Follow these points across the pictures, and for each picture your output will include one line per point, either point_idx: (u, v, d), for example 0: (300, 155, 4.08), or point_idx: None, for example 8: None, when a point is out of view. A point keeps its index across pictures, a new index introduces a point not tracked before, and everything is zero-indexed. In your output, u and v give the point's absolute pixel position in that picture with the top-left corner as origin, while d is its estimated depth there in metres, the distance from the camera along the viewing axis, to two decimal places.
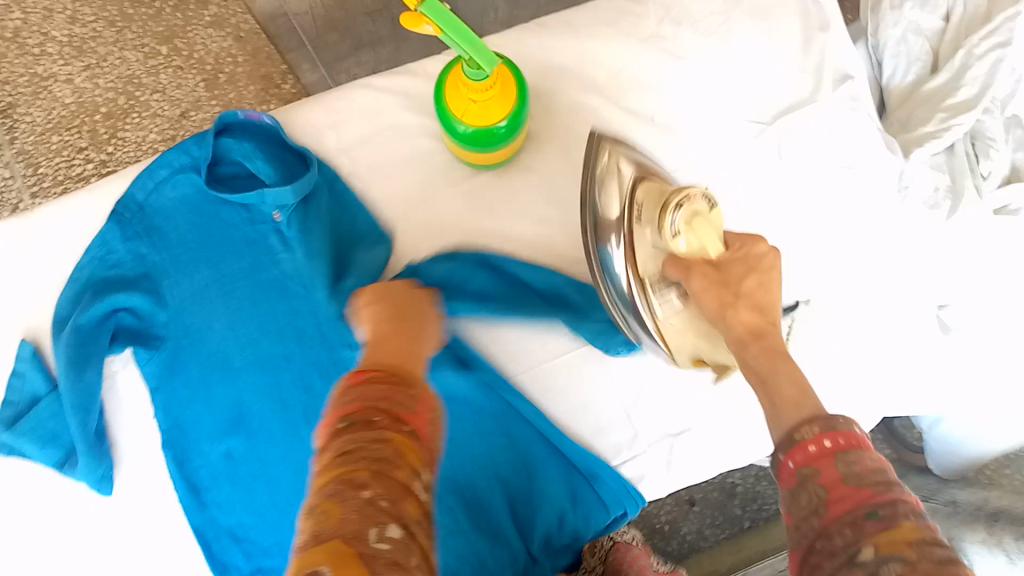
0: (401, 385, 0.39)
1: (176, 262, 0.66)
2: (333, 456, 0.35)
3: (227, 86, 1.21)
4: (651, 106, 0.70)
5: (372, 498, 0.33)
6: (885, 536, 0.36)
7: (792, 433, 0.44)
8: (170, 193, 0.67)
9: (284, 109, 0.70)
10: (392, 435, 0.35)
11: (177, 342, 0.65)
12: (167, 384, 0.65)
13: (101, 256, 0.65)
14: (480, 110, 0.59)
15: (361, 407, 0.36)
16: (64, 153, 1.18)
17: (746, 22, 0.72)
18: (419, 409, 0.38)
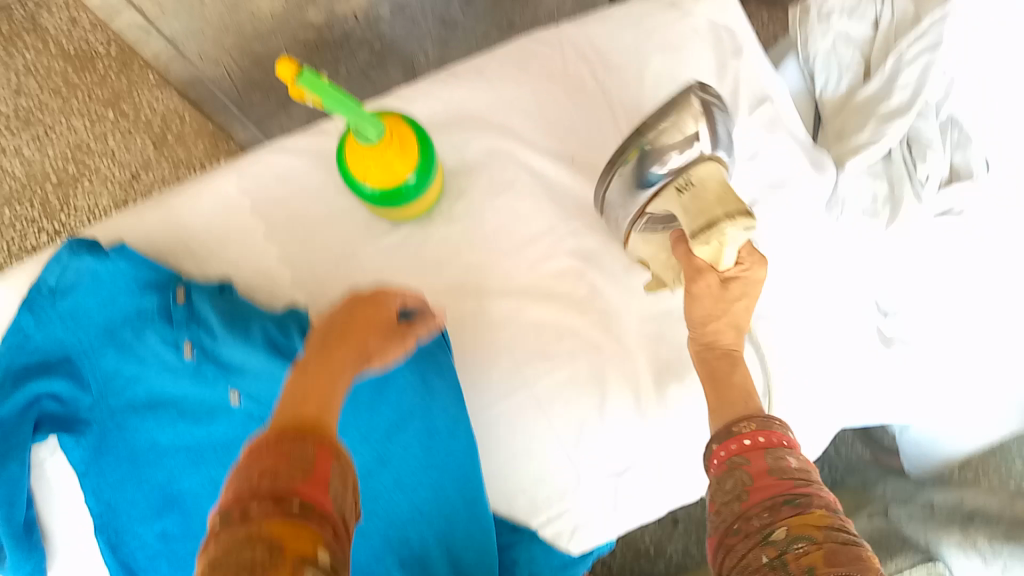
0: (286, 457, 0.36)
1: (92, 346, 0.63)
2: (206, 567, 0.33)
3: (176, 146, 1.22)
4: (570, 145, 0.70)
5: None
6: (797, 519, 0.41)
7: (730, 427, 0.50)
8: (77, 273, 0.63)
9: (200, 180, 0.70)
10: (265, 529, 0.33)
11: (104, 426, 0.64)
12: (96, 467, 0.65)
13: (18, 342, 0.63)
14: (383, 171, 0.58)
15: (236, 499, 0.35)
16: (18, 225, 1.19)
17: (658, 54, 0.71)
18: (309, 473, 0.36)
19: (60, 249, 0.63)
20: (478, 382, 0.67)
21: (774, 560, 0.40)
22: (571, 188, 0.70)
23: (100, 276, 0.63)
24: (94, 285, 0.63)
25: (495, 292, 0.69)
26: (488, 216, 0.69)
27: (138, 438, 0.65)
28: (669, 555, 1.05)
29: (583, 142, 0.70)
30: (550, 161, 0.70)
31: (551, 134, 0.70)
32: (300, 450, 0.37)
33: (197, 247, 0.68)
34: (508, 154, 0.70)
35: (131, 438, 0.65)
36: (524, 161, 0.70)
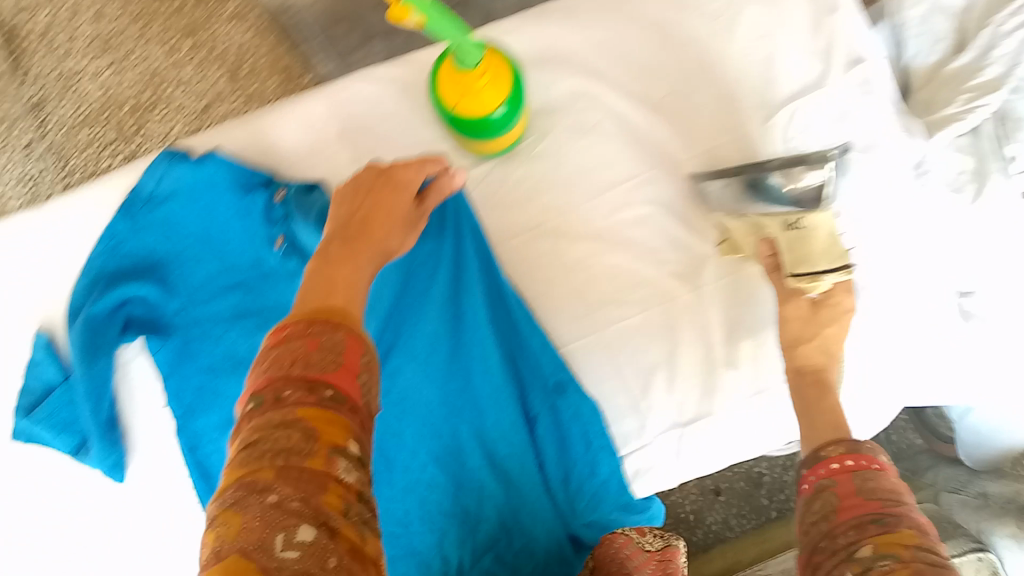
0: (317, 343, 0.38)
1: (184, 254, 0.69)
2: (241, 445, 0.35)
3: (249, 80, 1.22)
4: (658, 91, 0.69)
5: (279, 501, 0.33)
6: (882, 538, 0.40)
7: (818, 453, 0.50)
8: (173, 184, 0.68)
9: (287, 103, 0.71)
10: (299, 414, 0.35)
11: (187, 331, 0.69)
12: (179, 370, 0.68)
13: (111, 247, 0.68)
14: (475, 97, 0.58)
15: (269, 382, 0.36)
16: (93, 147, 1.22)
17: (754, 7, 0.69)
18: (340, 362, 0.38)
19: (157, 159, 0.68)
20: (548, 321, 0.68)
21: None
22: (656, 138, 0.69)
23: (195, 184, 0.68)
24: (189, 193, 0.68)
25: (570, 236, 0.69)
26: (569, 159, 0.69)
27: (221, 344, 0.68)
28: (709, 525, 1.04)
29: (671, 89, 0.69)
30: (636, 107, 0.68)
31: (638, 78, 0.69)
32: (331, 338, 0.39)
33: (277, 169, 0.69)
34: (593, 96, 0.69)
35: (213, 343, 0.68)
36: (609, 106, 0.68)
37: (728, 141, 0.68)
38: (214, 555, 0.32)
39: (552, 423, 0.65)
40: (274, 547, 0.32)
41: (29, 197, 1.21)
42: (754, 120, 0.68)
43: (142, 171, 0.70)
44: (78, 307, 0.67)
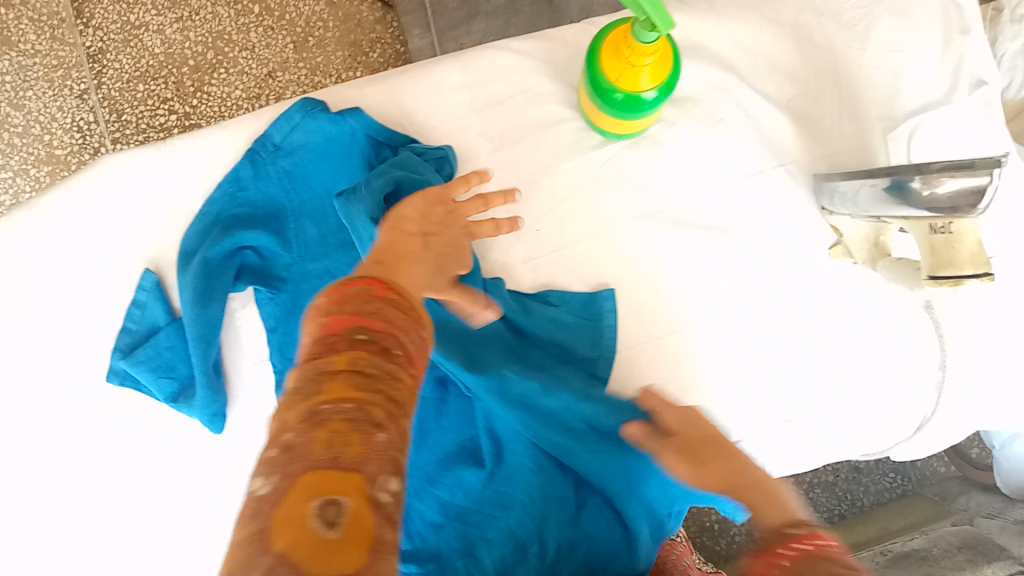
0: (415, 323, 0.39)
1: (303, 207, 0.68)
2: (350, 370, 0.34)
3: (316, 51, 1.21)
4: (784, 92, 0.71)
5: (389, 442, 0.33)
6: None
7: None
8: (304, 136, 0.67)
9: (422, 66, 0.71)
10: (404, 376, 0.36)
11: (298, 286, 0.67)
12: (286, 324, 0.67)
13: (232, 192, 0.67)
14: (635, 74, 0.59)
15: (388, 331, 0.37)
16: (149, 102, 1.18)
17: (886, 19, 0.71)
18: (423, 352, 0.39)
19: (292, 108, 0.67)
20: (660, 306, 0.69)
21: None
22: (778, 137, 0.70)
23: (327, 138, 0.67)
24: (320, 146, 0.67)
25: (690, 226, 0.70)
26: (695, 148, 0.70)
27: None
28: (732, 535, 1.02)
29: (801, 91, 0.71)
30: (763, 104, 0.70)
31: (769, 76, 0.71)
32: (420, 330, 0.40)
33: (410, 128, 0.70)
34: (724, 89, 0.70)
35: None
36: (738, 101, 0.70)
37: (847, 148, 0.71)
38: (327, 458, 0.31)
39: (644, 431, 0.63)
40: (377, 482, 0.32)
41: (77, 146, 1.15)
42: (876, 129, 0.71)
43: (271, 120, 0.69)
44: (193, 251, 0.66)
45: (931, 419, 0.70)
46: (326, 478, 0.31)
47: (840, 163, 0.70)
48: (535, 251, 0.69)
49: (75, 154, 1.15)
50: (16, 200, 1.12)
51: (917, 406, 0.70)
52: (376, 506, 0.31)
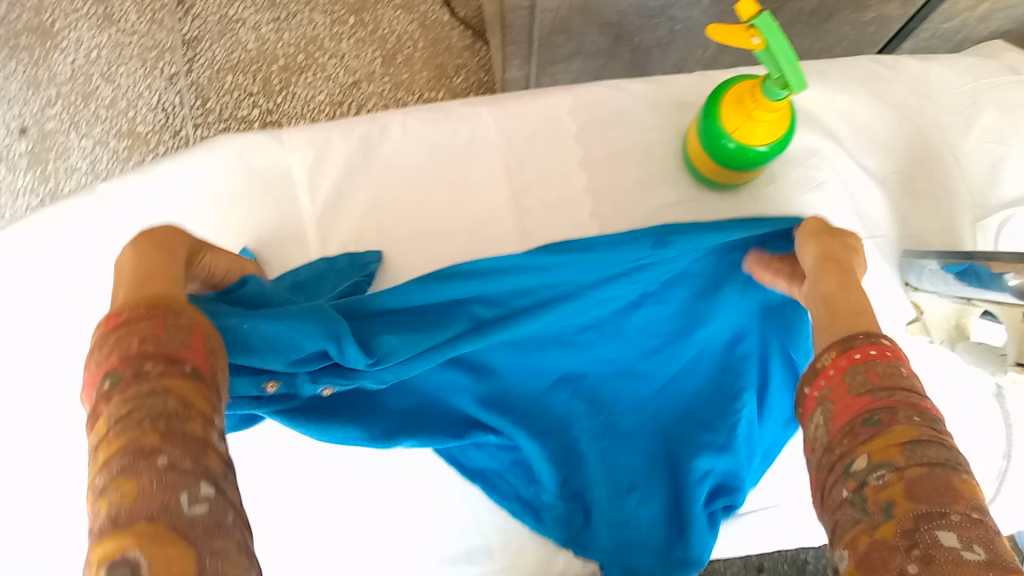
0: (164, 321, 0.43)
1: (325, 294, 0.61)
2: (111, 420, 0.38)
3: (403, 68, 1.24)
4: (881, 165, 0.73)
5: (168, 462, 0.37)
6: (878, 443, 0.43)
7: (817, 363, 0.50)
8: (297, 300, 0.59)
9: (535, 92, 0.74)
10: (169, 383, 0.40)
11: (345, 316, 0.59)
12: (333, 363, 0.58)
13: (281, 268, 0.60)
14: (750, 129, 0.61)
15: (126, 360, 0.40)
16: (235, 94, 1.20)
17: (988, 112, 0.73)
18: (191, 344, 0.42)
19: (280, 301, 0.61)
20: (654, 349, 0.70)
21: (855, 494, 0.42)
22: (870, 208, 0.72)
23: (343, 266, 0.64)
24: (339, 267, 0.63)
25: None
26: (792, 206, 0.71)
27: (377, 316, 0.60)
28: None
29: (899, 168, 0.73)
30: (859, 173, 0.72)
31: (871, 149, 0.73)
32: (174, 321, 0.43)
33: (516, 151, 0.72)
34: (824, 154, 0.72)
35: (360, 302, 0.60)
36: (836, 167, 0.72)
37: (937, 229, 0.72)
38: (107, 521, 0.35)
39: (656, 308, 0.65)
40: (181, 505, 0.36)
41: (160, 124, 1.18)
42: (967, 216, 0.72)
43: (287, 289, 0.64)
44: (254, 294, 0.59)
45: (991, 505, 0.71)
46: (115, 540, 0.34)
47: (928, 242, 0.72)
48: None
49: (156, 132, 1.17)
50: (94, 169, 1.15)
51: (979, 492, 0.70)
52: (179, 530, 0.35)
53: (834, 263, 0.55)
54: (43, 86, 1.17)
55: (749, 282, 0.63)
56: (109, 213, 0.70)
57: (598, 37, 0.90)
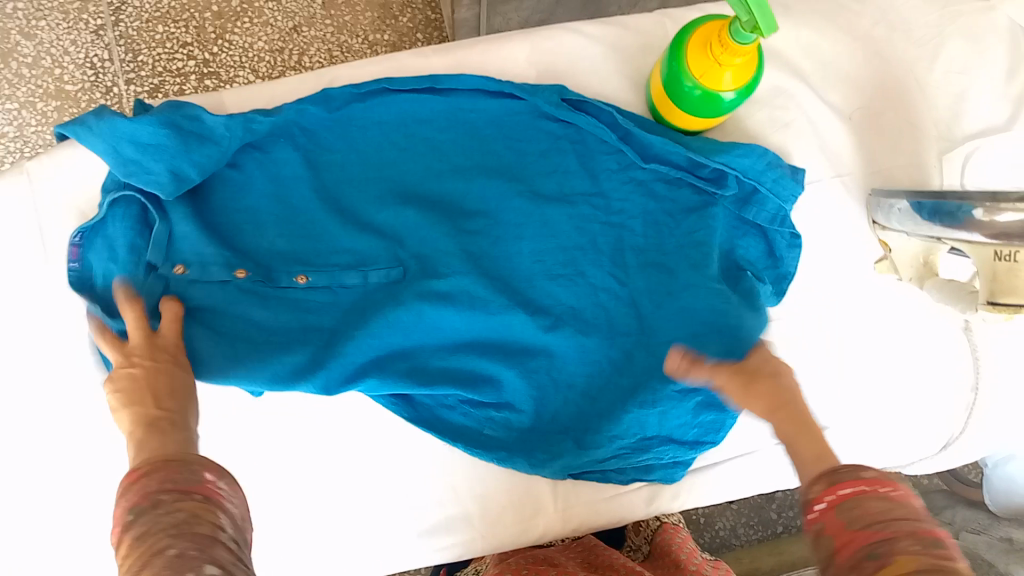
0: (172, 463, 0.47)
1: (265, 172, 0.63)
2: (132, 541, 0.42)
3: (344, 8, 1.17)
4: (848, 101, 0.71)
5: (178, 552, 0.41)
6: (885, 573, 0.41)
7: (806, 497, 0.48)
8: (256, 170, 0.63)
9: (490, 40, 0.70)
10: (178, 503, 0.44)
11: (285, 198, 0.64)
12: (266, 234, 0.63)
13: (138, 141, 0.57)
14: (718, 74, 0.58)
15: (142, 495, 0.44)
16: (167, 44, 1.14)
17: (955, 42, 0.72)
18: (205, 478, 0.46)
19: (147, 151, 0.57)
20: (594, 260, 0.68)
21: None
22: (837, 147, 0.71)
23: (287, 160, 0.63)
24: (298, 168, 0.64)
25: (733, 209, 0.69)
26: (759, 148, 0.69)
27: (316, 213, 0.63)
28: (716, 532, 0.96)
29: (867, 103, 0.71)
30: (826, 110, 0.70)
31: (838, 86, 0.71)
32: (186, 468, 0.46)
33: None
34: (791, 94, 0.70)
35: (304, 201, 0.64)
36: (803, 107, 0.70)
37: (903, 164, 0.71)
38: None
39: (609, 216, 0.66)
40: None
41: (89, 82, 1.11)
42: (933, 149, 0.71)
43: (165, 145, 0.58)
44: (184, 173, 0.59)
45: (960, 438, 0.72)
46: None
47: (895, 178, 0.71)
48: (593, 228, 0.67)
49: (86, 91, 1.11)
50: (22, 133, 1.08)
51: (947, 426, 0.72)
52: None
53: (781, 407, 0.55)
54: None
55: (705, 203, 0.65)
56: (46, 191, 0.66)
57: None
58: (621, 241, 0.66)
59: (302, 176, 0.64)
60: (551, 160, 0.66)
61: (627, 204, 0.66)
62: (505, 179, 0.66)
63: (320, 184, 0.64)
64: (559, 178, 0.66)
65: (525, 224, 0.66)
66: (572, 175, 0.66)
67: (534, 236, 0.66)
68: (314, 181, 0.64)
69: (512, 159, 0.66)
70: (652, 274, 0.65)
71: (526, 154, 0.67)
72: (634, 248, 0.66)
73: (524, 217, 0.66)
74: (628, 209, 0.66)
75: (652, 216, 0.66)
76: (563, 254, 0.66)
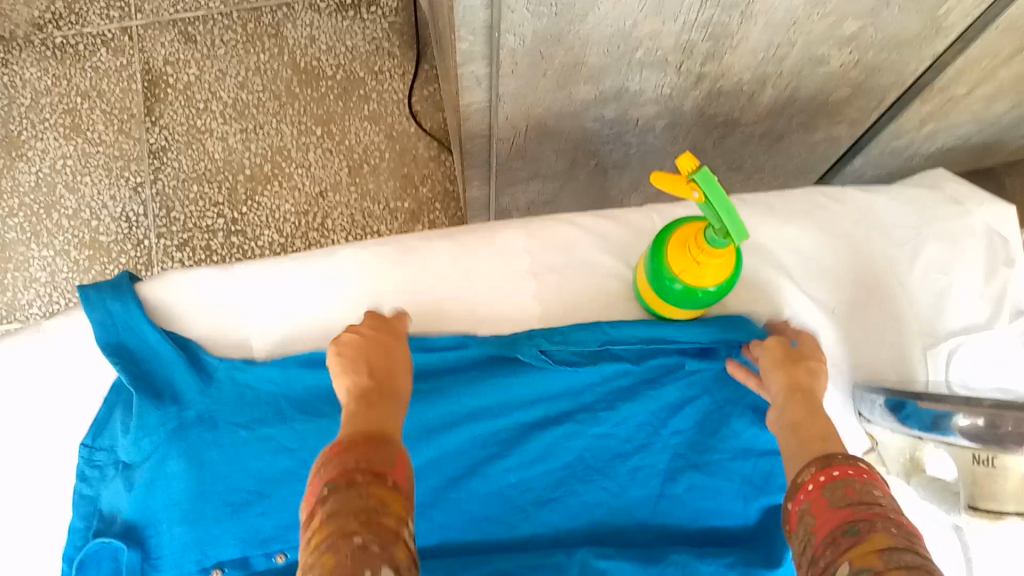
0: (382, 445, 0.48)
1: (231, 399, 0.65)
2: (324, 516, 0.44)
3: (369, 178, 1.25)
4: (831, 295, 0.74)
5: (364, 545, 0.42)
6: (857, 551, 0.43)
7: (797, 481, 0.51)
8: (229, 386, 0.65)
9: (488, 224, 0.74)
10: (374, 489, 0.45)
11: (262, 414, 0.65)
12: (239, 452, 0.65)
13: (126, 325, 0.66)
14: (697, 272, 0.61)
15: (343, 471, 0.46)
16: (200, 203, 1.22)
17: (935, 244, 0.75)
18: (396, 463, 0.48)
19: (131, 335, 0.65)
20: (576, 471, 0.67)
21: None
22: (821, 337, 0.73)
23: (261, 378, 0.66)
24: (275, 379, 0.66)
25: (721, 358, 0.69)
26: None
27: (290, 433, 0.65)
28: None
29: (847, 298, 0.74)
30: (809, 302, 0.73)
31: (821, 281, 0.74)
32: (385, 446, 0.49)
33: (472, 287, 0.72)
34: (774, 286, 0.73)
35: (279, 421, 0.65)
36: (786, 298, 0.73)
37: (886, 358, 0.73)
38: None
39: (585, 421, 0.67)
40: None
41: (122, 235, 1.20)
42: (917, 344, 0.73)
43: (146, 330, 0.65)
44: (179, 384, 0.65)
45: None
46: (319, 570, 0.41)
47: (878, 371, 0.72)
48: (570, 433, 0.67)
49: (118, 243, 1.19)
50: (52, 280, 1.17)
51: None
52: None
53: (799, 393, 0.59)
54: (6, 196, 1.21)
55: (689, 386, 0.68)
56: (57, 348, 0.69)
57: (554, 162, 0.92)
58: (608, 447, 0.67)
59: (279, 392, 0.66)
60: (528, 373, 0.67)
61: (616, 413, 0.67)
62: (480, 402, 0.67)
63: (299, 395, 0.66)
64: (532, 385, 0.67)
65: (504, 439, 0.67)
66: (553, 387, 0.67)
67: (516, 448, 0.67)
68: (287, 394, 0.66)
69: (494, 372, 0.68)
70: (636, 471, 0.67)
71: (501, 365, 0.68)
72: (622, 455, 0.67)
73: (499, 436, 0.67)
74: (609, 416, 0.67)
75: (628, 415, 0.67)
76: (544, 467, 0.67)
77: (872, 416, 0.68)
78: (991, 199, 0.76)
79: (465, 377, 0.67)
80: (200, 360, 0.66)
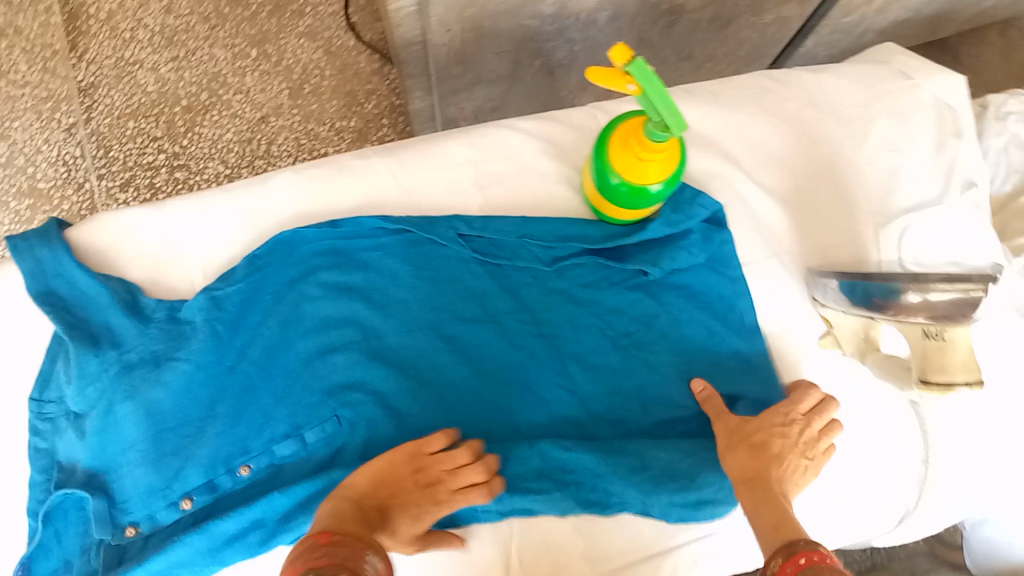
0: None
1: (171, 333, 0.64)
2: None
3: (311, 98, 1.21)
4: (781, 181, 0.73)
5: None
6: None
7: (766, 571, 0.53)
8: (168, 322, 0.64)
9: (427, 138, 0.72)
10: None
11: (205, 341, 0.63)
12: (189, 384, 0.63)
13: (56, 272, 0.63)
14: (640, 169, 0.60)
15: None
16: (139, 140, 1.17)
17: (885, 120, 0.74)
18: None
19: (63, 281, 0.63)
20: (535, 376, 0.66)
21: None
22: (774, 225, 0.72)
23: (196, 308, 0.64)
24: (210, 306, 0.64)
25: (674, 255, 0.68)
26: None
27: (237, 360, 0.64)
28: None
29: (796, 184, 0.73)
30: (761, 190, 0.72)
31: (772, 168, 0.73)
32: None
33: (416, 202, 0.70)
34: (725, 177, 0.71)
35: (223, 348, 0.64)
36: (738, 189, 0.71)
37: (840, 241, 0.72)
38: None
39: (531, 323, 0.67)
40: None
41: (61, 178, 1.14)
42: (869, 225, 0.72)
43: (78, 274, 0.63)
44: (115, 327, 0.63)
45: (913, 512, 0.71)
46: None
47: (833, 255, 0.72)
48: (518, 335, 0.67)
49: (58, 187, 1.14)
50: None
51: (902, 501, 0.71)
52: None
53: (754, 482, 0.59)
54: None
55: (629, 282, 0.68)
56: None
57: (496, 65, 0.88)
58: (559, 348, 0.67)
59: (216, 318, 0.64)
60: (461, 276, 0.68)
61: (560, 314, 0.68)
62: (424, 310, 0.66)
63: (239, 319, 0.65)
64: (473, 292, 0.67)
65: (453, 348, 0.66)
66: (490, 288, 0.68)
67: (462, 350, 0.66)
68: (222, 316, 0.64)
69: (427, 279, 0.67)
70: (592, 367, 0.67)
71: (435, 272, 0.67)
72: (573, 354, 0.67)
73: (446, 343, 0.66)
74: (554, 317, 0.68)
75: (572, 313, 0.68)
76: (495, 370, 0.66)
77: (827, 300, 0.68)
78: (940, 70, 0.76)
79: (401, 284, 0.67)
80: (137, 302, 0.64)
